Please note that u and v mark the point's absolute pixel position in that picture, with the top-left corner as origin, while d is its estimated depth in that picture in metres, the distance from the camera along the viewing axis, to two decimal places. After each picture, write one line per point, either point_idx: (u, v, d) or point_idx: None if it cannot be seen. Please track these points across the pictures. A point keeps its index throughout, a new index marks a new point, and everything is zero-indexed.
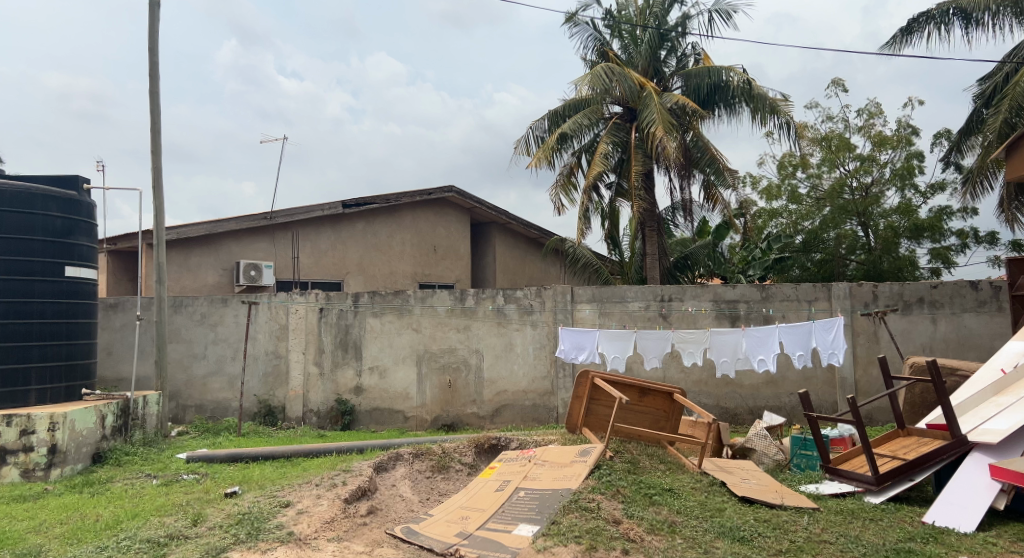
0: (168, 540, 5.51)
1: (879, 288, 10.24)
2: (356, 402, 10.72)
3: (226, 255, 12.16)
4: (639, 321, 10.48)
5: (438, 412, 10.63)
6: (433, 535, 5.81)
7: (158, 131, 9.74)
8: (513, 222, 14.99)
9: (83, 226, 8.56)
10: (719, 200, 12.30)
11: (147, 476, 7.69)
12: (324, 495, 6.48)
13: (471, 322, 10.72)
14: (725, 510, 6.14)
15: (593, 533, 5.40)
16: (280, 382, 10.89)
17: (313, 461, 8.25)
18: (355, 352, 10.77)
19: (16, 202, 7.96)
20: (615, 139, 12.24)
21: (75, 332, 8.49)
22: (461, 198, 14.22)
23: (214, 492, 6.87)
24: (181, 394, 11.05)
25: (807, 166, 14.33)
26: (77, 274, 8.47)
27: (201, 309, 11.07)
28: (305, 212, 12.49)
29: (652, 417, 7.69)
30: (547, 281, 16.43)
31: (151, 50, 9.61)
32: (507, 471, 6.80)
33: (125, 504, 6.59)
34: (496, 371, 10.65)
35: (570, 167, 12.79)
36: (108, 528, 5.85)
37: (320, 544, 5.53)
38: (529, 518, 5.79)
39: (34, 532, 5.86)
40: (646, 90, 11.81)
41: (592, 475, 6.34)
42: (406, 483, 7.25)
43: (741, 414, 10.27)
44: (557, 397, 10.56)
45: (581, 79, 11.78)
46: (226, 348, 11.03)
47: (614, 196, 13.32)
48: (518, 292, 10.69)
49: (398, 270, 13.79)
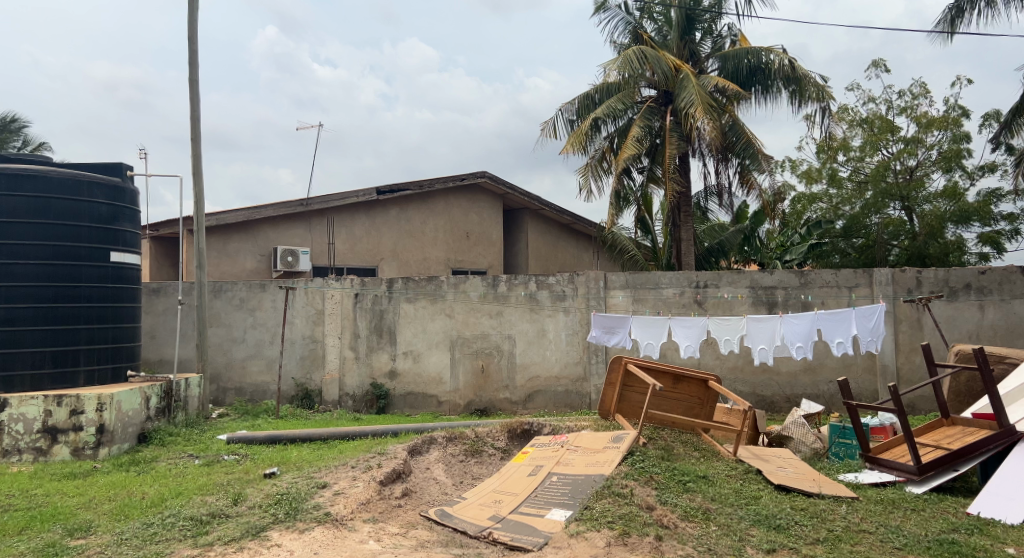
0: (210, 518, 5.66)
1: (923, 274, 10.00)
2: (391, 387, 10.84)
3: (264, 240, 12.37)
4: (673, 307, 10.38)
5: (472, 397, 10.71)
6: (466, 518, 5.90)
7: (197, 118, 9.91)
8: (546, 208, 14.94)
9: (126, 212, 8.79)
10: (754, 184, 12.11)
11: (190, 456, 7.91)
12: (360, 477, 6.58)
13: (503, 308, 10.75)
14: (761, 498, 6.09)
15: (626, 519, 5.42)
16: (317, 365, 11.07)
17: (349, 444, 8.37)
18: (389, 337, 10.88)
19: (64, 189, 8.16)
20: (649, 124, 12.08)
21: (120, 316, 8.75)
22: (494, 184, 14.19)
23: (254, 473, 7.03)
24: (221, 377, 11.25)
25: (848, 149, 13.96)
26: (121, 259, 8.70)
27: (240, 294, 11.27)
28: (340, 198, 12.62)
29: (686, 404, 7.63)
30: (580, 267, 16.42)
31: (190, 40, 9.76)
32: (540, 456, 6.84)
33: (168, 483, 6.79)
34: (528, 357, 10.69)
35: (603, 152, 12.71)
36: (153, 506, 6.04)
37: (356, 526, 5.63)
38: (561, 503, 5.83)
39: (84, 508, 6.07)
40: (683, 72, 11.66)
41: (625, 461, 6.34)
42: (439, 466, 7.33)
43: (778, 402, 10.13)
44: (590, 383, 10.59)
45: (613, 62, 11.67)
46: (265, 333, 11.24)
47: (646, 181, 13.18)
48: (551, 278, 10.69)
49: (431, 256, 13.88)
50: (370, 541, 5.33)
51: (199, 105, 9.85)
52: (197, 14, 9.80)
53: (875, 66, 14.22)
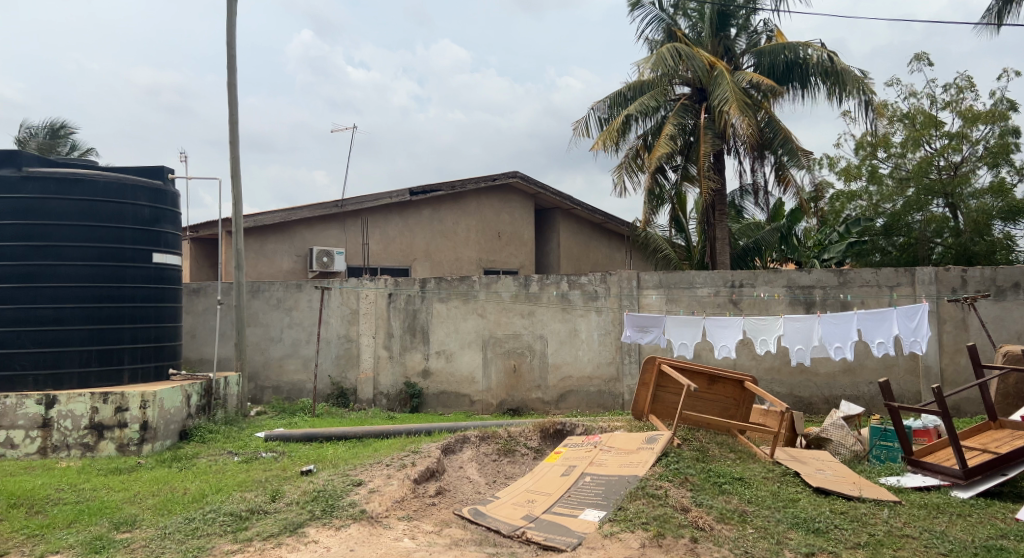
0: (249, 514, 5.77)
1: (968, 273, 9.74)
2: (424, 386, 10.93)
3: (300, 241, 12.56)
4: (708, 307, 10.26)
5: (504, 397, 10.73)
6: (500, 517, 5.92)
7: (236, 121, 10.11)
8: (578, 208, 14.90)
9: (168, 214, 9.01)
10: (791, 181, 11.91)
11: (229, 453, 8.06)
12: (395, 475, 6.64)
13: (535, 308, 10.75)
14: (799, 501, 5.99)
15: (661, 520, 5.38)
16: (352, 364, 11.20)
17: (383, 442, 8.46)
18: (423, 337, 10.96)
19: (109, 192, 8.39)
20: (682, 121, 11.97)
21: (162, 315, 8.97)
22: (526, 183, 14.20)
23: (291, 470, 7.15)
24: (258, 375, 11.45)
25: (888, 145, 13.65)
26: (163, 260, 8.92)
27: (277, 294, 11.46)
28: (374, 199, 12.74)
29: (722, 405, 7.55)
30: (613, 267, 16.34)
31: (229, 45, 9.95)
32: (573, 456, 6.83)
33: (209, 479, 6.94)
34: (561, 357, 10.67)
35: (637, 150, 12.65)
36: (194, 501, 6.17)
37: (391, 523, 5.68)
38: (595, 504, 5.81)
39: (128, 502, 6.23)
40: (718, 69, 11.53)
41: (659, 462, 6.30)
42: (473, 466, 7.35)
43: (816, 403, 9.96)
44: (622, 384, 10.51)
45: (646, 60, 11.60)
46: (301, 332, 11.41)
47: (680, 179, 13.08)
48: (583, 278, 10.66)
49: (464, 256, 13.95)
50: (405, 539, 5.37)
51: (237, 108, 10.04)
52: (235, 19, 10.00)
53: (918, 59, 13.87)
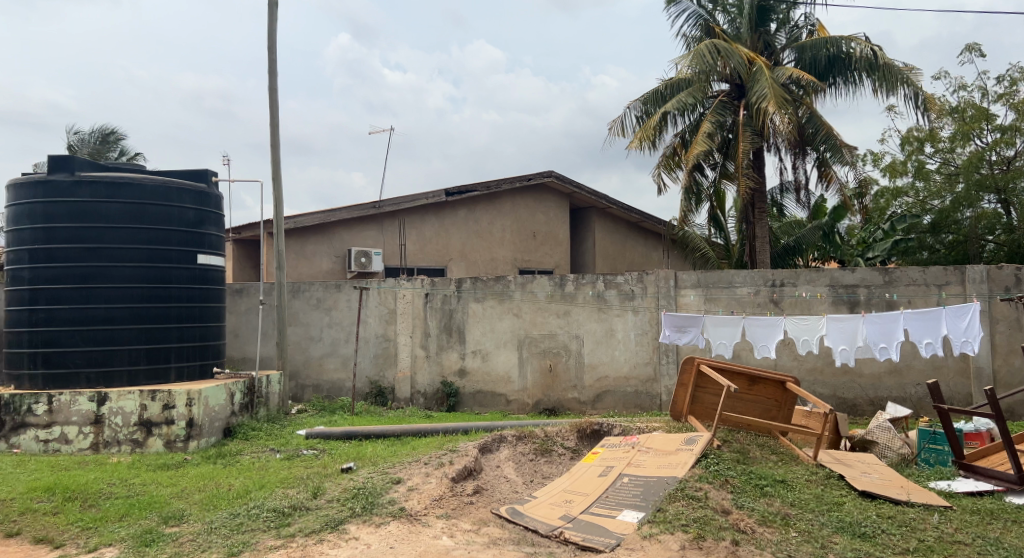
0: (291, 510, 5.87)
1: (1022, 271, 9.44)
2: (460, 385, 10.99)
3: (339, 242, 12.73)
4: (748, 306, 10.11)
5: (540, 396, 10.72)
6: (537, 517, 5.92)
7: (276, 124, 10.29)
8: (614, 207, 14.82)
9: (212, 217, 9.23)
10: (834, 178, 11.65)
11: (271, 450, 8.22)
12: (433, 473, 6.69)
13: (571, 308, 10.72)
14: (844, 504, 5.87)
15: (701, 523, 5.33)
16: (390, 363, 11.32)
17: (421, 441, 8.53)
18: (459, 336, 11.03)
19: (156, 195, 8.60)
20: (720, 118, 11.82)
21: (206, 315, 9.20)
22: (561, 183, 14.17)
23: (332, 467, 7.26)
24: (299, 374, 11.66)
25: (936, 140, 13.26)
26: (207, 261, 9.14)
27: (317, 294, 11.62)
28: (411, 200, 12.85)
29: (762, 406, 7.43)
30: (649, 266, 16.21)
31: (270, 50, 10.14)
32: (610, 456, 6.80)
33: (253, 475, 7.08)
34: (597, 357, 10.61)
35: (674, 148, 12.55)
36: (239, 497, 6.30)
37: (430, 521, 5.73)
38: (633, 505, 5.78)
39: (176, 497, 6.39)
40: (757, 65, 11.35)
41: (699, 464, 6.23)
42: (510, 465, 7.37)
43: (860, 405, 9.75)
44: (660, 384, 10.40)
45: (683, 57, 11.49)
46: (340, 332, 11.56)
47: (718, 177, 12.92)
48: (619, 278, 10.59)
49: (499, 256, 13.98)
50: (444, 537, 5.41)
51: (278, 111, 10.22)
52: (275, 24, 10.18)
53: (968, 50, 13.46)
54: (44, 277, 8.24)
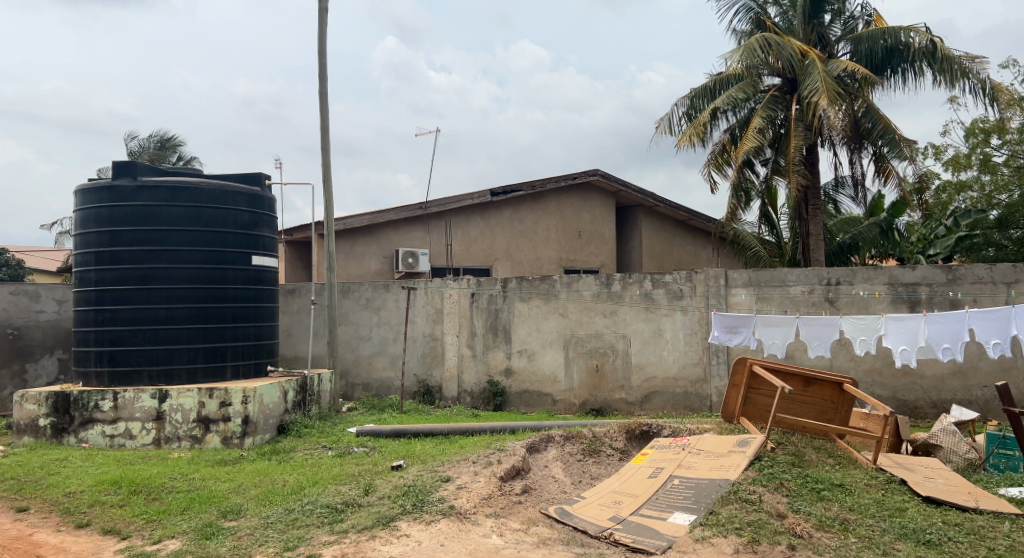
0: (344, 507, 5.95)
1: None
2: (507, 384, 11.02)
3: (386, 243, 12.89)
4: (802, 306, 9.85)
5: (587, 397, 10.66)
6: (587, 518, 5.87)
7: (326, 128, 10.47)
8: (661, 205, 14.64)
9: (265, 219, 9.45)
10: (892, 173, 11.26)
11: (323, 447, 8.37)
12: (481, 472, 6.72)
13: (618, 307, 10.63)
14: (907, 510, 5.67)
15: (755, 527, 5.25)
16: (437, 362, 11.38)
17: (468, 440, 8.57)
18: (505, 336, 11.05)
19: (213, 199, 8.84)
20: (772, 113, 11.56)
21: (260, 315, 9.42)
22: (607, 181, 14.06)
23: (382, 465, 7.34)
24: (350, 372, 11.86)
25: (1003, 131, 12.70)
26: (261, 263, 9.36)
27: (366, 294, 11.81)
28: (457, 200, 12.93)
29: (818, 408, 7.22)
30: (698, 265, 15.97)
31: (320, 55, 10.32)
32: (660, 458, 6.72)
33: (306, 471, 7.22)
34: (645, 357, 10.49)
35: (723, 145, 12.34)
36: (294, 493, 6.43)
37: (479, 520, 5.75)
38: (684, 507, 5.69)
39: (234, 492, 6.56)
40: (810, 58, 11.07)
41: (752, 466, 6.11)
42: (558, 465, 7.34)
43: (922, 407, 9.41)
44: (710, 385, 10.22)
45: (733, 52, 11.28)
46: (388, 331, 11.71)
47: (770, 174, 12.65)
48: (667, 277, 10.45)
49: (544, 256, 13.96)
50: (493, 536, 5.42)
51: (328, 115, 10.40)
52: (326, 28, 10.37)
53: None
54: (108, 279, 8.55)
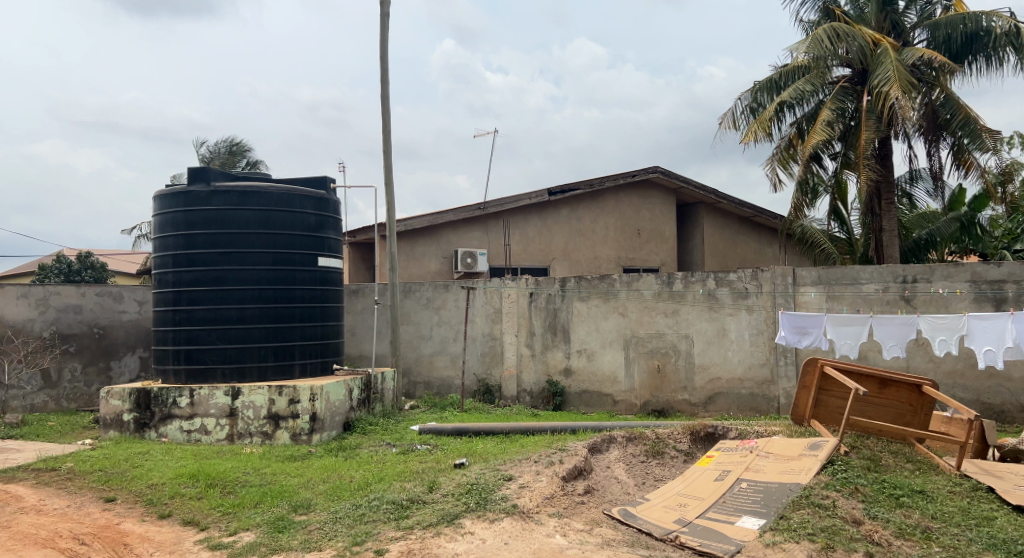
0: (409, 503, 6.02)
1: None
2: (566, 384, 10.96)
3: (446, 244, 13.00)
4: (875, 305, 9.43)
5: (648, 397, 10.51)
6: (651, 520, 5.77)
7: (388, 130, 10.63)
8: (723, 202, 14.32)
9: (331, 221, 9.66)
10: (972, 165, 10.70)
11: (388, 444, 8.49)
12: (543, 472, 6.69)
13: (680, 306, 10.44)
14: (995, 519, 5.37)
15: (830, 532, 5.08)
16: (496, 361, 11.43)
17: (529, 439, 8.57)
18: (564, 336, 11.00)
19: (281, 202, 9.09)
20: (841, 106, 11.16)
21: (327, 315, 9.64)
22: (667, 178, 13.83)
23: (445, 462, 7.40)
24: (412, 371, 12.03)
25: None
26: (327, 264, 9.58)
27: (426, 294, 11.96)
28: (514, 200, 12.95)
29: (894, 411, 6.93)
30: (763, 263, 15.56)
31: (382, 60, 10.49)
32: (726, 460, 6.56)
33: (371, 468, 7.34)
34: (708, 357, 10.26)
35: (789, 139, 11.97)
36: (360, 489, 6.54)
37: (543, 519, 5.72)
38: (753, 511, 5.54)
39: (304, 487, 6.72)
40: (882, 47, 10.63)
41: (825, 471, 5.91)
42: (620, 466, 7.25)
43: (1009, 411, 8.91)
44: (778, 387, 9.92)
45: (799, 44, 10.93)
46: (449, 330, 11.81)
47: (839, 168, 12.21)
48: (732, 276, 10.20)
49: (603, 255, 13.85)
50: (557, 536, 5.39)
51: (390, 118, 10.56)
52: (388, 32, 10.53)
53: None
54: (185, 280, 8.89)
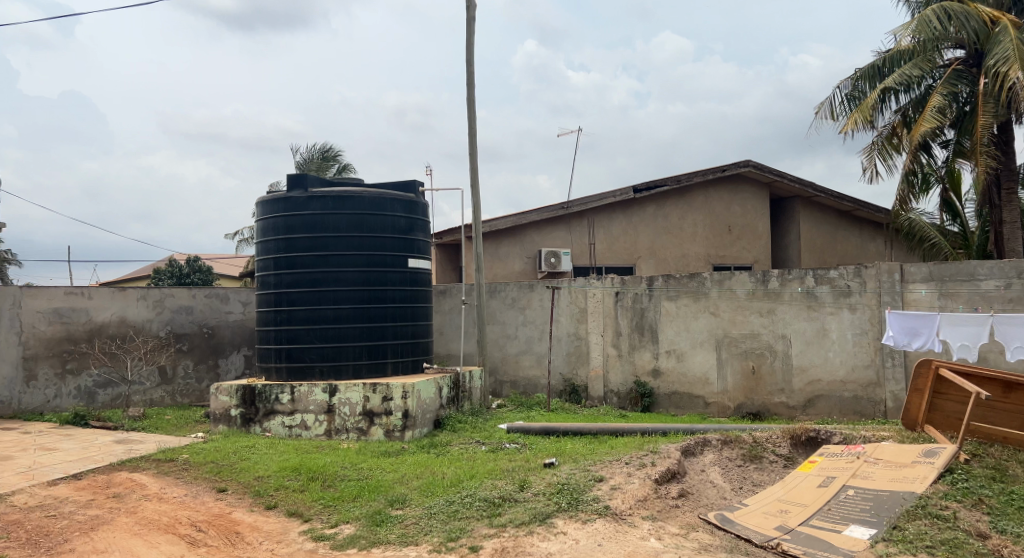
0: (501, 501, 6.02)
1: None
2: (655, 385, 10.69)
3: (530, 244, 12.98)
4: (996, 302, 8.62)
5: (742, 400, 10.13)
6: (751, 525, 5.52)
7: (474, 132, 10.70)
8: (820, 195, 13.66)
9: (420, 223, 9.83)
10: None
11: (477, 442, 8.53)
12: (635, 474, 6.52)
13: (776, 305, 10.01)
14: None
15: (951, 546, 4.71)
16: (583, 361, 11.31)
17: (618, 440, 8.42)
18: (652, 336, 10.73)
19: (373, 206, 9.31)
20: (953, 91, 10.42)
21: (417, 314, 9.81)
22: (759, 172, 13.31)
23: (535, 462, 7.35)
24: (498, 370, 12.08)
25: None
26: (416, 265, 9.75)
27: (512, 294, 11.99)
28: (599, 199, 12.79)
29: None
30: (864, 259, 14.74)
31: (468, 62, 10.58)
32: (830, 467, 6.21)
33: (462, 465, 7.38)
34: (808, 358, 9.79)
35: (893, 128, 11.29)
36: (453, 485, 6.59)
37: (636, 522, 5.58)
38: (863, 520, 5.21)
39: (398, 483, 6.83)
40: (999, 25, 9.84)
41: (942, 479, 5.52)
42: (716, 470, 7.00)
43: None
44: (885, 389, 9.37)
45: (905, 26, 10.28)
46: (534, 330, 11.79)
47: (951, 157, 11.40)
48: (833, 273, 9.69)
49: (691, 252, 13.49)
50: (651, 539, 5.24)
51: (476, 120, 10.63)
52: (473, 36, 10.60)
53: None
54: (285, 282, 9.24)
